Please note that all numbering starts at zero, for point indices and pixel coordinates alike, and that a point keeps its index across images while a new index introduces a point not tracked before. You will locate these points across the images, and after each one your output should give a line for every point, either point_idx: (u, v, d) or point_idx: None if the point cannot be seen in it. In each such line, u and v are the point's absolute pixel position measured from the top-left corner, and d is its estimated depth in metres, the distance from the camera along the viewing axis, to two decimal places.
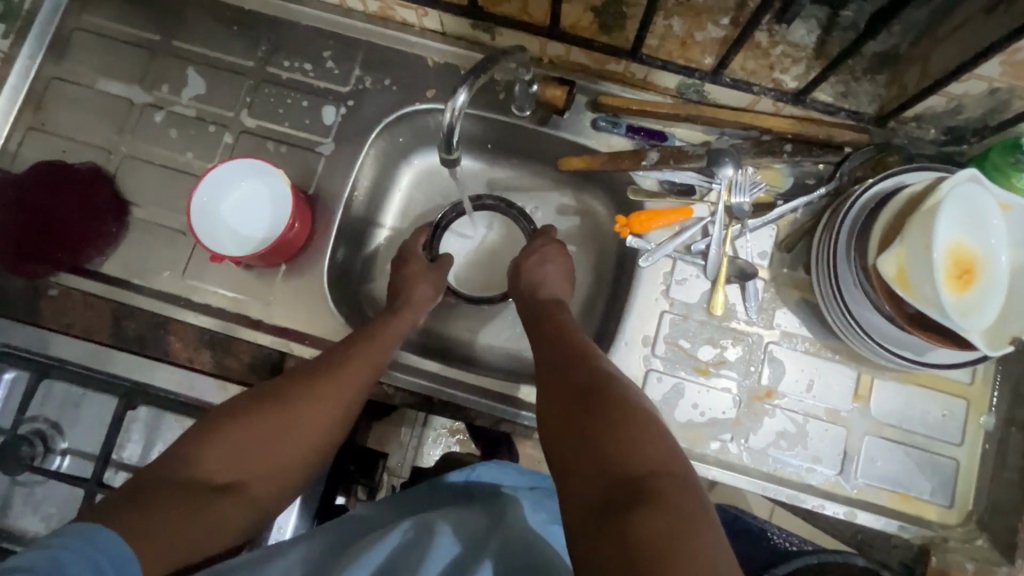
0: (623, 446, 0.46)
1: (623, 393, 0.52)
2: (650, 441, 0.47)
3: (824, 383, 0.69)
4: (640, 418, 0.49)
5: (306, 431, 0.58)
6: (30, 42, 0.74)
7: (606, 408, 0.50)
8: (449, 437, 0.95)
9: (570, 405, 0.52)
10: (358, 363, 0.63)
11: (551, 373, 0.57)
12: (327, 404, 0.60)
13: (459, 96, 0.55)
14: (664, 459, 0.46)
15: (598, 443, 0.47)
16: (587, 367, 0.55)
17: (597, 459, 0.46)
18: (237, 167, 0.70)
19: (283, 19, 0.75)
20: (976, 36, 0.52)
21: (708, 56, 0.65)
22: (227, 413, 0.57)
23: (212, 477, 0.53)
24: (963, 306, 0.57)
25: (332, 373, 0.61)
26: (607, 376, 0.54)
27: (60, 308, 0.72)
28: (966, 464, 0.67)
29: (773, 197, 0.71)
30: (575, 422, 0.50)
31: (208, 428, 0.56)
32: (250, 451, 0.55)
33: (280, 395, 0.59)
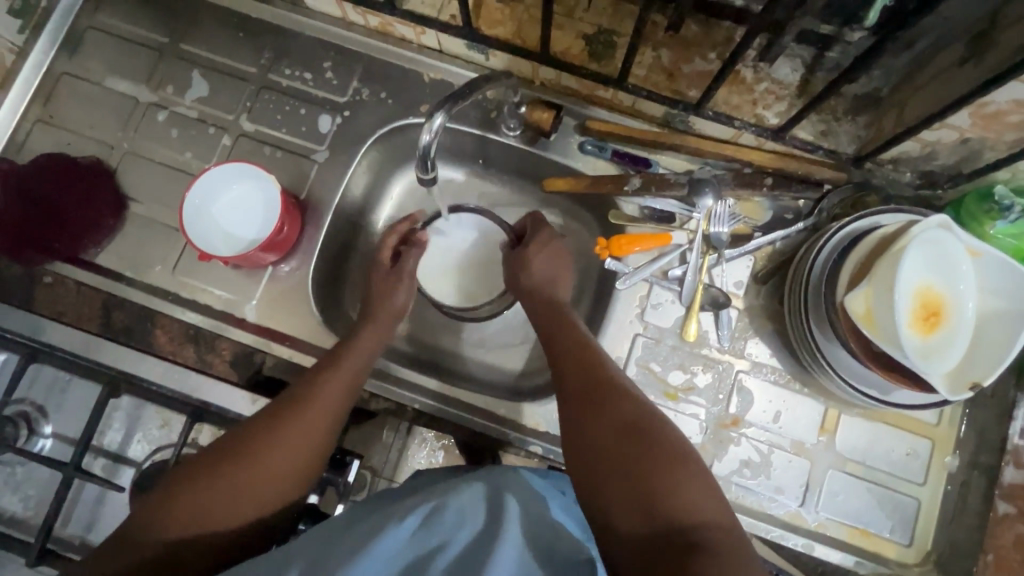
0: (652, 495, 0.48)
1: (654, 425, 0.53)
2: (678, 486, 0.48)
3: (791, 414, 0.70)
4: (672, 456, 0.50)
5: (285, 472, 0.58)
6: (44, 38, 0.77)
7: (630, 454, 0.51)
8: (435, 441, 0.89)
9: (588, 449, 0.53)
10: (335, 388, 0.63)
11: (578, 399, 0.57)
12: (308, 430, 0.59)
13: (436, 120, 0.58)
14: (695, 503, 0.47)
15: (636, 484, 0.49)
16: (610, 397, 0.56)
17: (635, 505, 0.48)
18: (233, 170, 0.72)
19: (287, 29, 0.78)
20: (947, 87, 0.54)
21: (693, 89, 0.67)
22: (206, 458, 0.57)
23: (194, 531, 0.53)
24: (926, 350, 0.58)
25: (308, 400, 0.61)
26: (620, 414, 0.54)
27: (53, 296, 0.76)
28: (928, 504, 0.67)
29: (751, 229, 0.72)
30: (598, 467, 0.51)
31: (185, 475, 0.56)
32: (230, 497, 0.55)
33: (257, 430, 0.59)
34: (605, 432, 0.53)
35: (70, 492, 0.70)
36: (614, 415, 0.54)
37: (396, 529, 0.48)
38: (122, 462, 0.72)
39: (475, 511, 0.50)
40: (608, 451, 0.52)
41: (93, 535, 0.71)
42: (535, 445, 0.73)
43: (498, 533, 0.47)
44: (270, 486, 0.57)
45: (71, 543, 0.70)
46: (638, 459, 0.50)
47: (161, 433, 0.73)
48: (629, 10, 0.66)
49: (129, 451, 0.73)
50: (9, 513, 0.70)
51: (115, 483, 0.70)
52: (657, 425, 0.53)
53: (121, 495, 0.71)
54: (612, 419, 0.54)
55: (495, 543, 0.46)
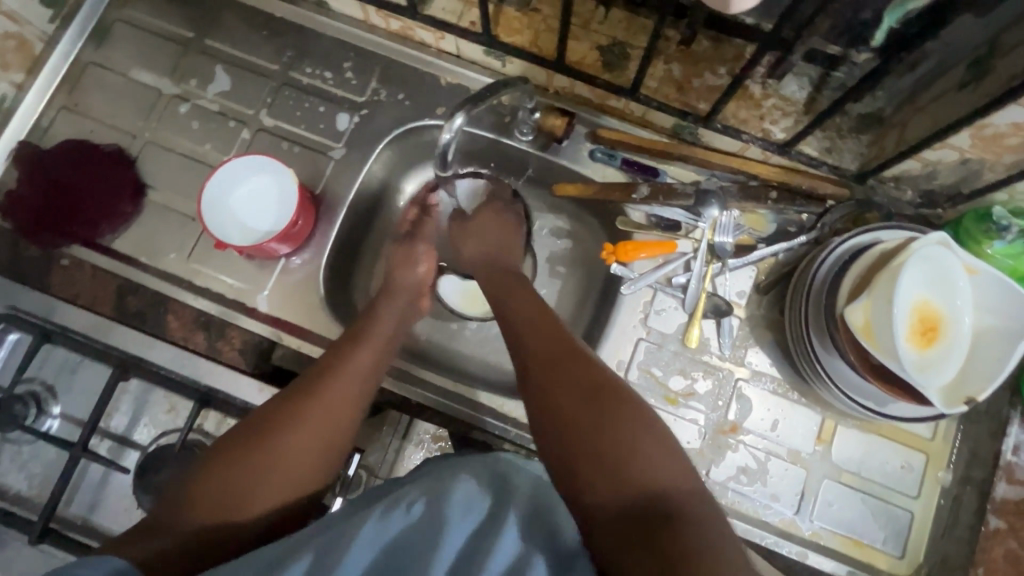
0: (623, 463, 0.49)
1: (618, 392, 0.54)
2: (656, 459, 0.49)
3: (789, 424, 0.71)
4: (651, 431, 0.51)
5: (307, 459, 0.58)
6: (73, 28, 0.79)
7: (608, 431, 0.51)
8: (433, 444, 0.81)
9: (561, 425, 0.52)
10: (355, 376, 0.63)
11: (545, 364, 0.57)
12: (327, 412, 0.60)
13: (457, 119, 0.60)
14: (676, 478, 0.48)
15: (602, 455, 0.49)
16: (579, 370, 0.56)
17: (606, 477, 0.48)
18: (250, 163, 0.74)
19: (310, 29, 0.80)
20: (949, 109, 0.56)
21: (703, 102, 0.69)
22: (227, 443, 0.57)
23: (217, 516, 0.53)
24: (922, 363, 0.60)
25: (325, 382, 0.62)
26: (592, 391, 0.54)
27: (70, 278, 0.76)
28: (921, 517, 0.68)
29: (755, 240, 0.74)
30: (569, 434, 0.51)
31: (209, 460, 0.56)
32: (253, 483, 0.55)
33: (277, 414, 0.59)
34: (571, 400, 0.53)
35: (76, 473, 0.71)
36: (579, 380, 0.55)
37: (399, 516, 0.49)
38: (128, 445, 0.73)
39: (483, 492, 0.51)
40: (574, 418, 0.52)
41: (96, 517, 0.71)
42: (511, 429, 0.75)
43: (503, 518, 0.49)
44: (292, 472, 0.57)
45: (73, 523, 0.71)
46: (605, 425, 0.51)
47: (168, 418, 0.74)
48: (643, 25, 0.68)
49: (134, 435, 0.73)
50: (13, 490, 0.71)
51: (120, 465, 0.71)
52: (629, 399, 0.53)
53: (125, 477, 0.72)
54: (577, 385, 0.54)
55: (499, 526, 0.48)
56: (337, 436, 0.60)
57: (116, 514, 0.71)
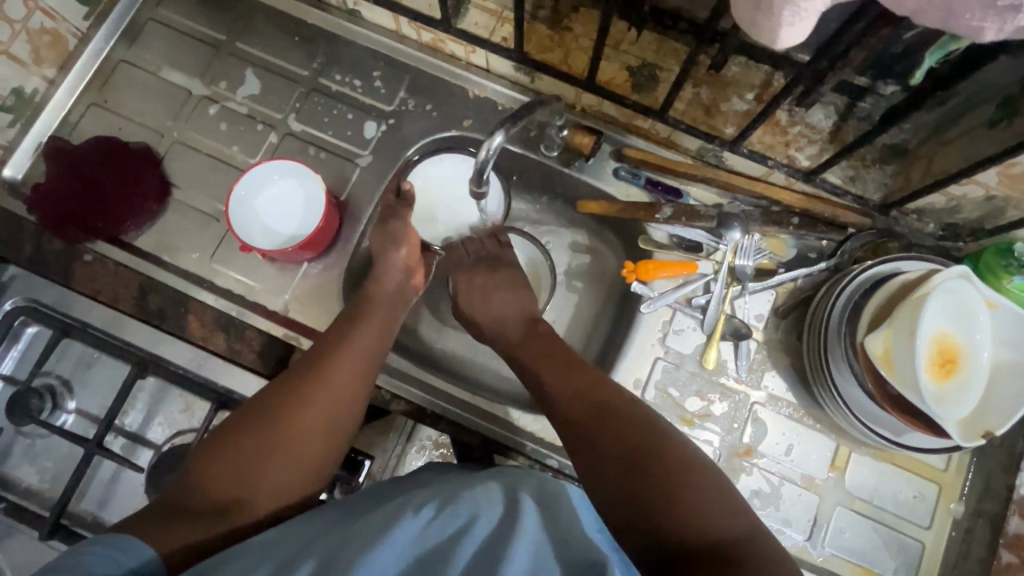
0: (671, 507, 0.49)
1: (663, 439, 0.54)
2: (706, 498, 0.49)
3: (803, 449, 0.71)
4: (695, 474, 0.51)
5: (308, 446, 0.58)
6: (107, 26, 0.80)
7: (654, 471, 0.51)
8: (433, 450, 0.82)
9: (607, 462, 0.54)
10: (352, 362, 0.62)
11: (587, 412, 0.58)
12: (330, 398, 0.60)
13: (494, 138, 0.60)
14: (727, 521, 0.48)
15: (649, 499, 0.50)
16: (623, 418, 0.57)
17: (654, 522, 0.48)
18: (279, 167, 0.75)
19: (341, 37, 0.81)
20: (976, 147, 0.57)
21: (729, 126, 0.69)
22: (229, 428, 0.57)
23: (222, 498, 0.54)
24: (942, 395, 0.60)
25: (327, 366, 0.61)
26: (632, 433, 0.55)
27: (90, 273, 0.73)
28: (932, 547, 0.69)
29: (776, 264, 0.74)
30: (617, 480, 0.52)
31: (212, 446, 0.56)
32: (256, 467, 0.55)
33: (279, 400, 0.59)
34: (615, 449, 0.54)
35: (87, 469, 0.70)
36: (622, 431, 0.55)
37: (410, 521, 0.49)
38: (141, 443, 0.73)
39: (489, 500, 0.52)
40: (621, 467, 0.53)
41: (106, 514, 0.71)
42: (528, 444, 0.75)
43: (514, 530, 0.48)
44: (292, 456, 0.57)
45: (83, 520, 0.71)
46: (652, 471, 0.51)
47: (182, 418, 0.74)
48: (673, 49, 0.68)
49: (147, 433, 0.73)
50: (24, 485, 0.71)
51: (132, 462, 0.70)
52: (670, 440, 0.54)
53: (137, 475, 0.72)
54: (620, 436, 0.55)
55: (510, 538, 0.47)
56: (336, 422, 0.60)
57: (127, 512, 0.71)
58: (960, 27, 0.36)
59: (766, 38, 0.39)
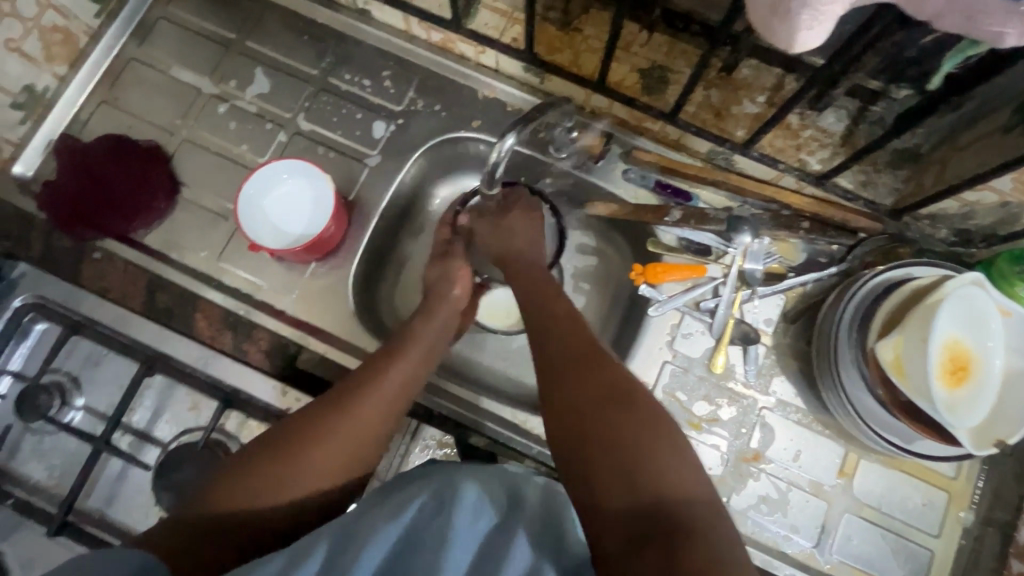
0: (636, 463, 0.47)
1: (635, 395, 0.52)
2: (673, 462, 0.47)
3: (812, 455, 0.71)
4: (661, 437, 0.49)
5: (330, 468, 0.57)
6: (117, 24, 0.80)
7: (621, 423, 0.50)
8: (437, 450, 0.75)
9: (577, 409, 0.52)
10: (389, 392, 0.62)
11: (566, 360, 0.56)
12: (362, 427, 0.59)
13: (507, 140, 0.60)
14: (689, 487, 0.46)
15: (614, 452, 0.48)
16: (600, 369, 0.55)
17: (617, 478, 0.47)
18: (285, 165, 0.74)
19: (351, 36, 0.81)
20: (991, 152, 0.56)
21: (740, 129, 0.69)
22: (259, 447, 0.57)
23: (239, 517, 0.53)
24: (955, 402, 0.59)
25: (364, 396, 0.61)
26: (604, 390, 0.53)
27: (99, 272, 0.75)
28: (941, 555, 0.68)
29: (785, 269, 0.74)
30: (585, 428, 0.50)
31: (239, 462, 0.56)
32: (278, 487, 0.54)
33: (311, 426, 0.58)
34: (585, 395, 0.52)
35: (95, 467, 0.71)
36: (597, 381, 0.54)
37: (410, 510, 0.49)
38: (148, 441, 0.73)
39: (490, 493, 0.51)
40: (589, 415, 0.51)
41: (112, 511, 0.71)
42: (535, 448, 0.75)
43: (512, 530, 0.48)
44: (315, 481, 0.56)
45: (90, 516, 0.71)
46: (619, 423, 0.50)
47: (188, 416, 0.74)
48: (683, 50, 0.66)
49: (154, 431, 0.73)
50: (31, 481, 0.71)
51: (140, 460, 0.70)
52: (644, 401, 0.52)
53: (145, 472, 0.72)
54: (595, 384, 0.53)
55: (511, 542, 0.47)
56: (362, 449, 0.59)
57: (134, 509, 0.71)
58: (981, 32, 0.36)
59: (782, 41, 0.39)
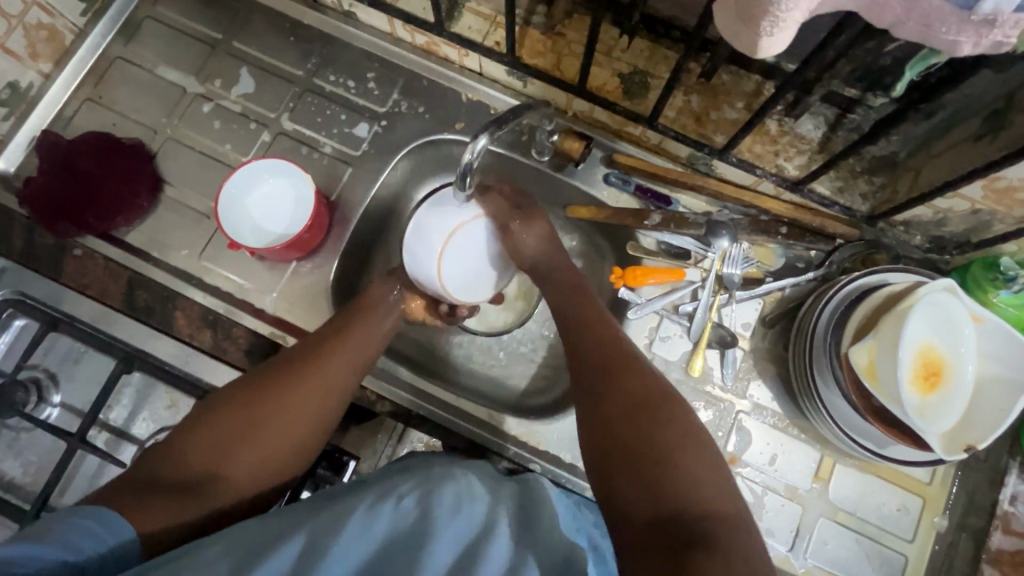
0: (664, 465, 0.50)
1: (667, 409, 0.54)
2: (700, 470, 0.50)
3: (788, 458, 0.71)
4: (695, 443, 0.52)
5: (294, 430, 0.58)
6: (103, 23, 0.81)
7: (654, 428, 0.52)
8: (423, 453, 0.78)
9: (616, 414, 0.54)
10: (345, 363, 0.63)
11: (600, 372, 0.58)
12: (326, 385, 0.61)
13: (480, 141, 0.60)
14: (711, 491, 0.49)
15: (643, 452, 0.51)
16: (633, 381, 0.56)
17: (644, 482, 0.49)
18: (265, 166, 0.75)
19: (336, 38, 0.81)
20: (959, 160, 0.57)
21: (719, 134, 0.69)
22: (217, 404, 0.58)
23: (199, 472, 0.54)
24: (926, 407, 0.59)
25: (327, 353, 0.63)
26: (643, 393, 0.55)
27: (81, 269, 0.75)
28: (915, 561, 0.68)
29: (763, 273, 0.74)
30: (619, 430, 0.53)
31: (197, 420, 0.57)
32: (238, 445, 0.56)
33: (273, 383, 0.59)
34: (622, 404, 0.55)
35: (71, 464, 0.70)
36: (633, 390, 0.56)
37: (390, 511, 0.49)
38: (125, 438, 0.73)
39: (469, 493, 0.52)
40: (623, 424, 0.53)
41: None
42: (512, 448, 0.74)
43: (492, 535, 0.48)
44: (276, 436, 0.57)
45: None
46: (652, 429, 0.52)
47: (167, 415, 0.74)
48: (665, 56, 0.68)
49: (132, 429, 0.73)
50: (6, 478, 0.71)
51: (116, 457, 0.70)
52: (680, 411, 0.54)
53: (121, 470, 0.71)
54: (630, 394, 0.55)
55: (490, 537, 0.47)
56: (330, 404, 0.61)
57: None
58: (936, 40, 0.36)
59: (747, 47, 0.40)
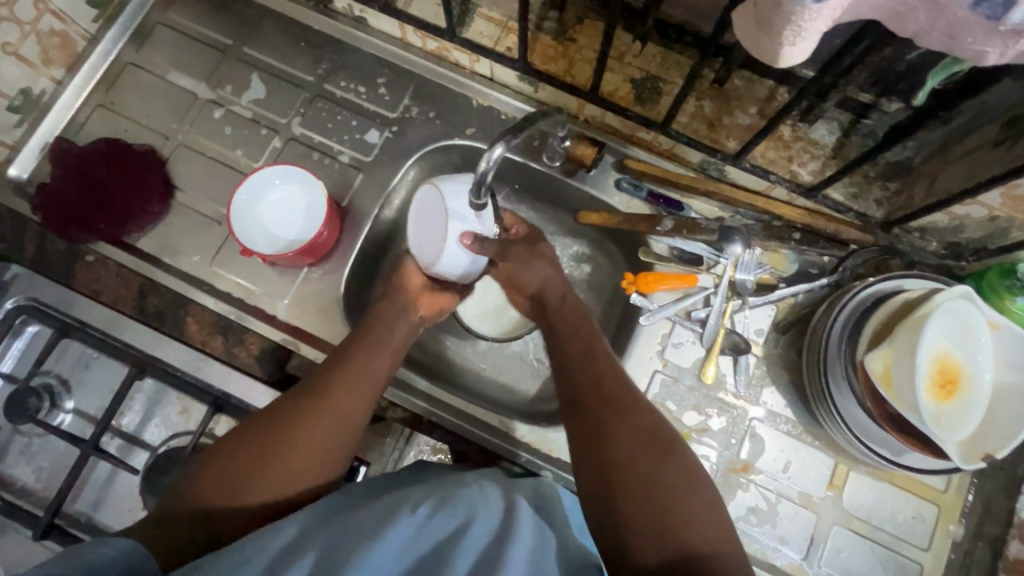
0: (678, 517, 0.50)
1: (679, 459, 0.54)
2: (712, 521, 0.50)
3: (801, 466, 0.71)
4: (708, 495, 0.52)
5: (306, 460, 0.57)
6: (115, 29, 0.81)
7: (668, 478, 0.52)
8: (430, 455, 0.79)
9: (631, 459, 0.53)
10: (357, 389, 0.61)
11: (615, 413, 0.57)
12: (339, 411, 0.60)
13: (496, 150, 0.59)
14: (722, 542, 0.49)
15: (658, 502, 0.50)
16: (645, 425, 0.56)
17: (659, 532, 0.49)
18: (279, 171, 0.75)
19: (347, 43, 0.81)
20: (978, 167, 0.56)
21: (732, 140, 0.69)
22: (235, 436, 0.57)
23: (216, 503, 0.53)
24: (942, 416, 0.59)
25: (337, 380, 0.61)
26: (659, 441, 0.55)
27: (92, 275, 0.76)
28: (930, 569, 0.68)
29: (776, 279, 0.74)
30: (636, 478, 0.52)
31: (215, 452, 0.57)
32: (252, 474, 0.55)
33: (287, 411, 0.59)
34: (638, 450, 0.54)
35: (83, 470, 0.71)
36: (647, 433, 0.55)
37: (406, 519, 0.48)
38: (137, 444, 0.73)
39: (485, 501, 0.51)
40: (640, 471, 0.52)
41: (100, 514, 0.71)
42: (524, 455, 0.74)
43: (510, 541, 0.47)
44: (290, 466, 0.56)
45: (77, 520, 0.71)
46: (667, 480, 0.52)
47: (178, 421, 0.74)
48: (676, 61, 0.69)
49: (144, 434, 0.73)
50: (19, 484, 0.71)
51: (128, 463, 0.70)
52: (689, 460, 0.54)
53: (133, 476, 0.72)
54: (643, 438, 0.55)
55: (508, 543, 0.47)
56: (345, 431, 0.60)
57: (121, 512, 0.71)
58: (961, 50, 0.36)
59: (769, 57, 0.39)
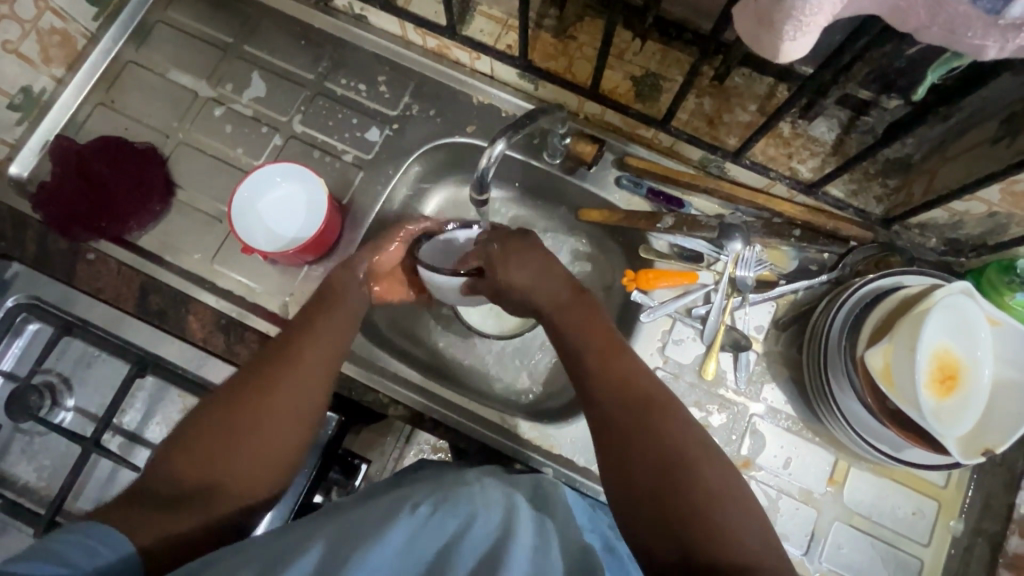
0: (705, 523, 0.48)
1: (701, 463, 0.52)
2: (742, 527, 0.49)
3: (802, 463, 0.71)
4: (735, 496, 0.50)
5: (281, 434, 0.56)
6: (115, 28, 0.81)
7: (690, 483, 0.50)
8: (430, 454, 0.82)
9: (647, 464, 0.52)
10: (318, 355, 0.60)
11: (627, 418, 0.55)
12: (304, 378, 0.59)
13: (497, 145, 0.61)
14: (750, 545, 0.48)
15: (679, 509, 0.49)
16: (664, 427, 0.54)
17: (682, 538, 0.48)
18: (281, 170, 0.76)
19: (347, 41, 0.81)
20: (977, 164, 0.56)
21: (732, 137, 0.69)
22: (203, 415, 0.56)
23: (194, 484, 0.53)
24: (944, 413, 0.59)
25: (295, 348, 0.60)
26: (678, 443, 0.53)
27: (93, 272, 0.74)
28: (930, 564, 0.68)
29: (777, 275, 0.74)
30: (655, 485, 0.51)
31: (182, 432, 0.55)
32: (226, 451, 0.54)
33: (252, 385, 0.57)
34: (655, 456, 0.52)
35: (85, 468, 0.71)
36: (664, 435, 0.53)
37: (407, 518, 0.48)
38: (138, 442, 0.73)
39: (484, 502, 0.51)
40: (660, 477, 0.51)
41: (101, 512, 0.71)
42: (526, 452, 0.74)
43: (512, 539, 0.47)
44: (264, 440, 0.55)
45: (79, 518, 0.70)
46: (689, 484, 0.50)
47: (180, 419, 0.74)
48: (676, 58, 0.68)
49: (145, 432, 0.73)
50: (20, 482, 0.71)
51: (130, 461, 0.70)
52: (715, 460, 0.52)
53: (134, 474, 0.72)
54: (660, 442, 0.53)
55: (509, 542, 0.47)
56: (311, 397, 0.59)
57: None
58: (961, 45, 0.36)
59: (770, 52, 0.39)
